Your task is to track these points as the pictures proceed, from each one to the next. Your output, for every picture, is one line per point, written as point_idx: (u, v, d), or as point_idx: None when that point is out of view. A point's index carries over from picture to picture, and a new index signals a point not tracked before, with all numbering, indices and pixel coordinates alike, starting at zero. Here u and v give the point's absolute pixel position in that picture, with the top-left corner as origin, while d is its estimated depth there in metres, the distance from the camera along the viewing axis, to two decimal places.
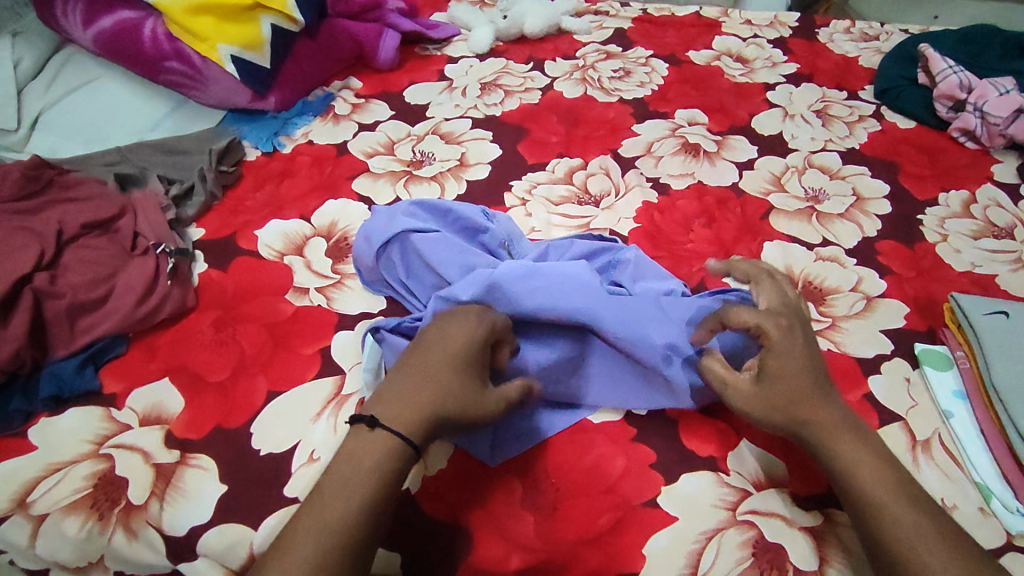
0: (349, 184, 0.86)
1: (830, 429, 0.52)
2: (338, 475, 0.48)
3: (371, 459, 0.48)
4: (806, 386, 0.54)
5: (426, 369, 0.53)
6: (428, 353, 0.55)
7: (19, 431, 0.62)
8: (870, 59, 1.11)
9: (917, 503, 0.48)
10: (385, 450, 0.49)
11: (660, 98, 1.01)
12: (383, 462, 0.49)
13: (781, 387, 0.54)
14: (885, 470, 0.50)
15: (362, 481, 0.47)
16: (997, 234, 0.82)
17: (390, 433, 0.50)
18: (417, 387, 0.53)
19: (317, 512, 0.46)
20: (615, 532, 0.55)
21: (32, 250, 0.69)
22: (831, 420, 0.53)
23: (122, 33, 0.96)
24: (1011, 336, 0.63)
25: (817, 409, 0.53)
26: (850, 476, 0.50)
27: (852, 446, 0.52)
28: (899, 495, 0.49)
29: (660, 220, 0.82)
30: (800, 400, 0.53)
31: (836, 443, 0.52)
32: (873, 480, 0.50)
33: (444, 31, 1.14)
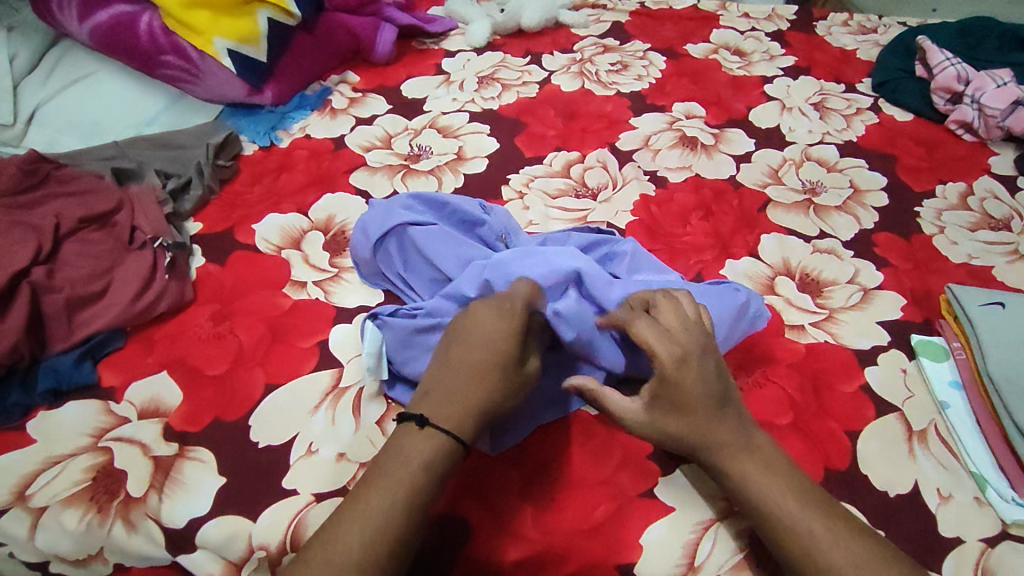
0: (347, 178, 0.86)
1: (723, 448, 0.52)
2: (387, 474, 0.49)
3: (422, 459, 0.50)
4: (699, 408, 0.52)
5: (473, 363, 0.54)
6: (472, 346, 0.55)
7: (19, 424, 0.62)
8: (868, 52, 1.11)
9: (816, 509, 0.49)
10: (433, 447, 0.50)
11: (658, 91, 1.01)
12: (431, 458, 0.50)
13: (673, 411, 0.53)
14: (781, 483, 0.50)
15: (413, 483, 0.49)
16: (994, 226, 0.82)
17: (436, 431, 0.51)
18: (460, 382, 0.53)
19: (365, 511, 0.47)
20: (613, 522, 0.55)
21: (30, 245, 0.69)
22: (725, 437, 0.52)
23: (118, 27, 0.96)
24: (1007, 326, 0.64)
25: (708, 430, 0.52)
26: (749, 494, 0.51)
27: (744, 465, 0.51)
28: (800, 505, 0.49)
29: (658, 213, 0.82)
30: (695, 425, 0.52)
31: (730, 464, 0.52)
32: (770, 495, 0.50)
33: (441, 25, 1.14)
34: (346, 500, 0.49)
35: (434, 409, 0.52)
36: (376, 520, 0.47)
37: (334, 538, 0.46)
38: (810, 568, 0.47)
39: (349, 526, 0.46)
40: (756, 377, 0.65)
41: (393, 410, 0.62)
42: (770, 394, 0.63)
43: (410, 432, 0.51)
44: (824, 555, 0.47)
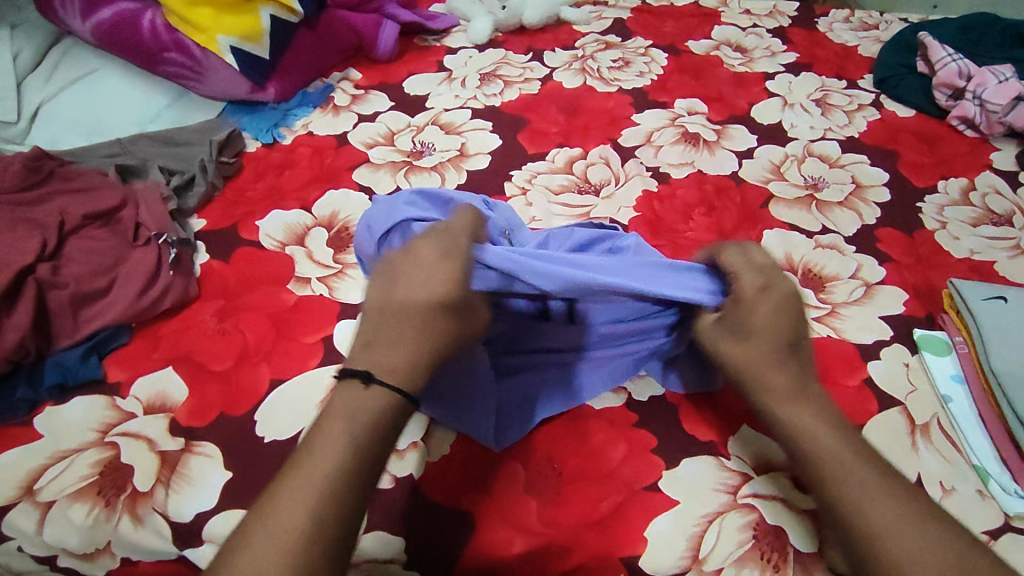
0: (350, 175, 0.87)
1: (778, 390, 0.51)
2: (335, 435, 0.43)
3: (370, 415, 0.44)
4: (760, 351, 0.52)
5: (414, 314, 0.47)
6: (414, 291, 0.48)
7: (26, 419, 0.62)
8: (869, 48, 1.11)
9: (870, 462, 0.45)
10: (382, 406, 0.45)
11: (660, 88, 1.01)
12: (379, 418, 0.44)
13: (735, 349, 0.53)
14: (838, 433, 0.48)
15: (364, 440, 0.43)
16: (996, 221, 0.82)
17: (385, 388, 0.45)
18: (400, 332, 0.47)
19: (308, 482, 0.41)
20: (617, 516, 0.55)
21: (34, 242, 0.69)
22: (784, 380, 0.51)
23: (121, 24, 0.96)
24: (1009, 321, 0.64)
25: (765, 367, 0.52)
26: (798, 438, 0.49)
27: (802, 408, 0.50)
28: (851, 455, 0.46)
29: (660, 209, 0.82)
30: (759, 363, 0.52)
31: (788, 406, 0.50)
32: (821, 440, 0.48)
33: (443, 22, 1.14)
34: (291, 465, 0.42)
35: (375, 365, 0.46)
36: (330, 484, 0.41)
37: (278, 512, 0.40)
38: (850, 516, 0.44)
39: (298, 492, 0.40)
40: None
41: None
42: None
43: (353, 391, 0.45)
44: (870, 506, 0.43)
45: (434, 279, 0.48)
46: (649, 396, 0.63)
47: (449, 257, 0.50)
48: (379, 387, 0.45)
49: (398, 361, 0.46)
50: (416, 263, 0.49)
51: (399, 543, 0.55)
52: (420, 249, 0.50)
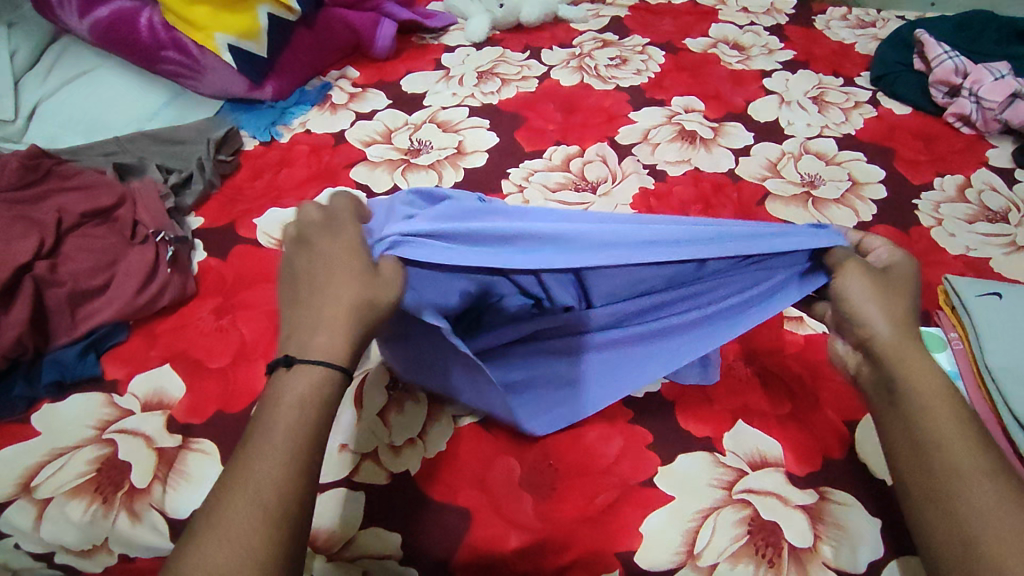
0: (347, 173, 0.87)
1: (901, 350, 0.49)
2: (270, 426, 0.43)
3: (298, 396, 0.44)
4: (891, 321, 0.50)
5: (325, 289, 0.47)
6: (320, 273, 0.48)
7: (23, 416, 0.62)
8: (866, 46, 1.11)
9: (976, 442, 0.45)
10: (309, 382, 0.44)
11: (657, 86, 1.02)
12: (309, 393, 0.44)
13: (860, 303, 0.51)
14: (949, 408, 0.46)
15: (300, 424, 0.43)
16: (992, 218, 0.82)
17: (309, 364, 0.45)
18: (316, 311, 0.46)
19: (245, 464, 0.42)
20: (612, 511, 0.55)
21: (32, 239, 0.69)
22: (907, 343, 0.49)
23: (119, 22, 0.96)
24: (1003, 318, 0.64)
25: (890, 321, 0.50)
26: (917, 402, 0.47)
27: (927, 375, 0.48)
28: (960, 432, 0.45)
29: (657, 207, 0.83)
30: (898, 339, 0.49)
31: (912, 368, 0.48)
32: (934, 408, 0.46)
33: (441, 21, 1.14)
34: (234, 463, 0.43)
35: (301, 348, 0.46)
36: (272, 475, 0.41)
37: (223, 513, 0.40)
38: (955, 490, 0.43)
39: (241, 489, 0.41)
40: (755, 366, 0.65)
41: (395, 401, 0.63)
42: (769, 384, 0.64)
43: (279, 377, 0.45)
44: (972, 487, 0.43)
45: (331, 250, 0.48)
46: (645, 392, 0.64)
47: (338, 232, 0.50)
48: (302, 365, 0.45)
49: (321, 339, 0.46)
50: (319, 241, 0.49)
51: (394, 539, 0.55)
52: (309, 239, 0.49)
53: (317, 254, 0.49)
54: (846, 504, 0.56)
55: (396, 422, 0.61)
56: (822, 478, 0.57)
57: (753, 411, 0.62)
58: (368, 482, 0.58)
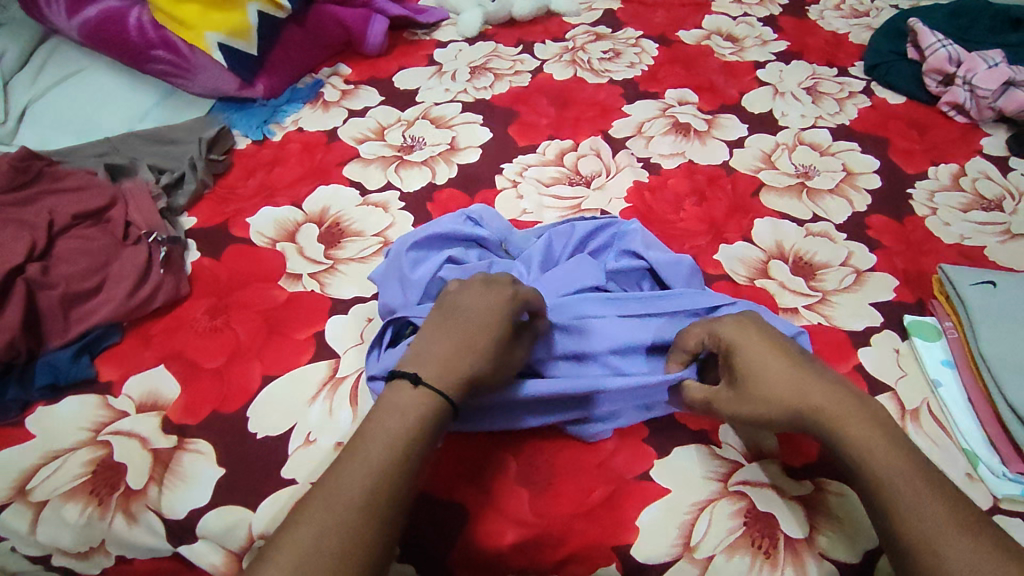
0: (341, 171, 0.87)
1: (845, 420, 0.48)
2: (385, 429, 0.45)
3: (416, 416, 0.46)
4: (818, 390, 0.50)
5: (469, 328, 0.52)
6: (458, 320, 0.52)
7: (17, 420, 0.62)
8: (860, 35, 1.11)
9: (917, 474, 0.45)
10: (425, 408, 0.47)
11: (650, 78, 1.01)
12: (425, 419, 0.46)
13: (766, 375, 0.52)
14: (905, 462, 0.46)
15: (410, 442, 0.45)
16: (986, 206, 0.82)
17: (433, 392, 0.47)
18: (453, 351, 0.50)
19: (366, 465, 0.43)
20: (609, 505, 0.55)
21: (23, 242, 0.69)
22: (844, 411, 0.49)
23: (106, 22, 0.96)
24: (997, 307, 0.64)
25: (810, 398, 0.50)
26: (859, 443, 0.47)
27: (873, 435, 0.47)
28: (900, 464, 0.46)
29: (651, 200, 0.82)
30: (822, 406, 0.50)
31: (837, 413, 0.49)
32: (889, 473, 0.45)
33: (433, 15, 1.13)
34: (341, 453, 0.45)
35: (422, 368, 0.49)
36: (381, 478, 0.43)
37: (328, 503, 0.41)
38: (925, 553, 0.42)
39: (342, 492, 0.42)
40: None
41: None
42: None
43: (403, 390, 0.47)
44: (946, 544, 0.41)
45: (470, 302, 0.54)
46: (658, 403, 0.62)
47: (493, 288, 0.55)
48: (427, 389, 0.47)
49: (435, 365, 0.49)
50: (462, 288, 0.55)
51: None
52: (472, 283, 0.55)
53: (455, 304, 0.54)
54: (842, 494, 0.55)
55: None
56: (818, 469, 0.57)
57: None
58: None
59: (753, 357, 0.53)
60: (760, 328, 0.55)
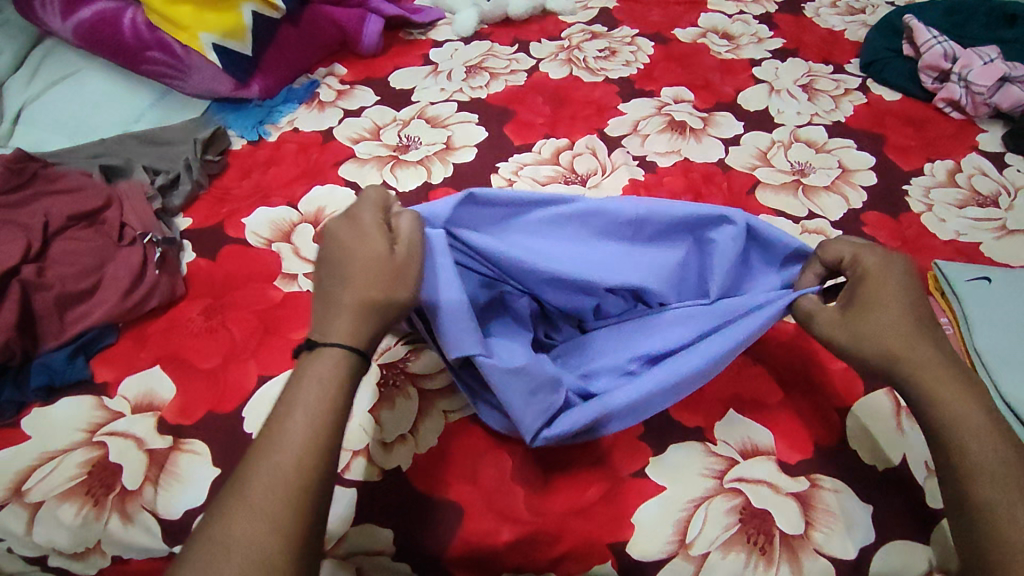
0: (336, 170, 0.87)
1: (942, 383, 0.48)
2: (293, 402, 0.44)
3: (322, 379, 0.45)
4: (924, 349, 0.50)
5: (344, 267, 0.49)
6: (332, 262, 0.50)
7: (13, 421, 0.62)
8: (856, 33, 1.11)
9: (1002, 449, 0.46)
10: (334, 365, 0.46)
11: (646, 77, 1.01)
12: (332, 377, 0.45)
13: (882, 314, 0.51)
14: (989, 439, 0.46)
15: (321, 408, 0.44)
16: (982, 203, 0.82)
17: (337, 350, 0.46)
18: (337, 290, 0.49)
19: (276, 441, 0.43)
20: (605, 502, 0.55)
21: (19, 243, 0.69)
22: (941, 375, 0.49)
23: (101, 24, 0.96)
24: (993, 303, 0.65)
25: (919, 351, 0.49)
26: (948, 406, 0.48)
27: (970, 407, 0.47)
28: (989, 434, 0.46)
29: (646, 198, 0.83)
30: (919, 361, 0.49)
31: (930, 372, 0.49)
32: (979, 448, 0.46)
33: (428, 15, 1.13)
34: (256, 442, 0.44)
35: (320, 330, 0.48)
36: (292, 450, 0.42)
37: (243, 495, 0.41)
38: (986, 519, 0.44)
39: (259, 473, 0.42)
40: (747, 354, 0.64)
41: (386, 399, 0.62)
42: (760, 371, 0.63)
43: (303, 360, 0.47)
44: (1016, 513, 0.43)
45: (344, 247, 0.50)
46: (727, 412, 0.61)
47: (358, 219, 0.52)
48: (326, 348, 0.46)
49: (341, 324, 0.48)
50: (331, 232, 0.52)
51: (387, 535, 0.55)
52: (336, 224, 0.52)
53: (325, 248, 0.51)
54: (838, 491, 0.56)
55: (387, 419, 0.61)
56: (815, 465, 0.57)
57: (744, 399, 0.61)
58: (361, 479, 0.58)
59: (874, 293, 0.52)
60: (903, 271, 0.54)
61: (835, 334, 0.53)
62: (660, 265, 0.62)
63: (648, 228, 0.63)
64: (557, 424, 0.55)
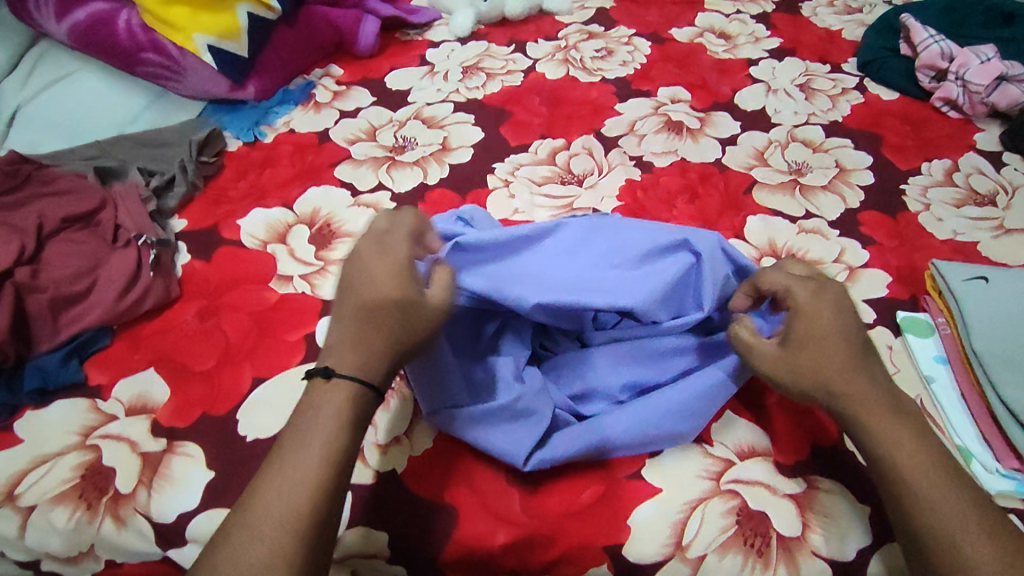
0: (332, 171, 0.86)
1: (878, 417, 0.49)
2: (301, 431, 0.45)
3: (332, 412, 0.46)
4: (860, 383, 0.50)
5: (370, 304, 0.49)
6: (361, 295, 0.50)
7: (6, 424, 0.62)
8: (853, 32, 1.11)
9: (945, 477, 0.46)
10: (344, 398, 0.47)
11: (643, 77, 1.01)
12: (341, 410, 0.46)
13: (820, 347, 0.51)
14: (926, 459, 0.47)
15: (327, 438, 0.45)
16: (979, 202, 0.82)
17: (345, 381, 0.47)
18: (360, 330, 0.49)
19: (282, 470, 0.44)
20: (600, 504, 0.55)
21: (13, 245, 0.69)
22: (879, 409, 0.49)
23: (96, 25, 0.96)
24: (990, 302, 0.64)
25: (852, 380, 0.50)
26: (887, 440, 0.48)
27: (900, 430, 0.48)
28: (929, 464, 0.47)
29: (643, 198, 0.82)
30: (858, 398, 0.50)
31: (868, 408, 0.49)
32: (918, 475, 0.46)
33: (425, 15, 1.13)
34: (262, 471, 0.45)
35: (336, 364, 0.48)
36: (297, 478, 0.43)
37: (247, 524, 0.42)
38: (944, 552, 0.44)
39: (264, 503, 0.43)
40: None
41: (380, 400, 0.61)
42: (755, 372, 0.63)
43: (316, 387, 0.47)
44: (967, 543, 0.44)
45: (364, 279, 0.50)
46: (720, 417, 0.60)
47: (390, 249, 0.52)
48: (340, 380, 0.47)
49: (358, 358, 0.48)
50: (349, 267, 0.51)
51: (382, 538, 0.55)
52: (364, 248, 0.52)
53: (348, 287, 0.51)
54: (835, 492, 0.55)
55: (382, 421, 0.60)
56: (812, 467, 0.57)
57: (741, 400, 0.61)
58: (356, 482, 0.57)
59: (809, 324, 0.52)
60: (839, 300, 0.54)
61: (779, 369, 0.52)
62: (651, 281, 0.59)
63: (636, 252, 0.61)
64: (551, 447, 0.55)
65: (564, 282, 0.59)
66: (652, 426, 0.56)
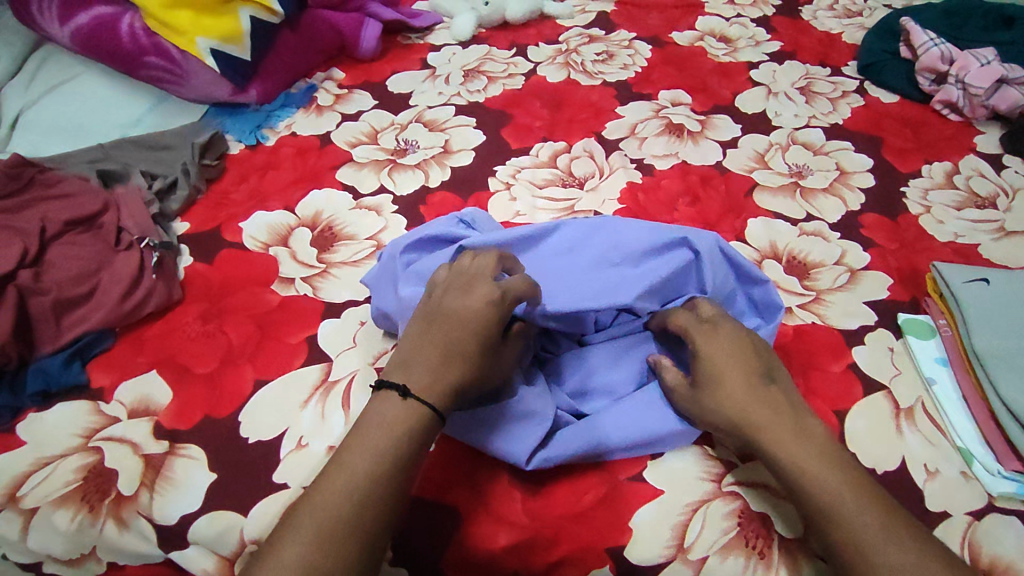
0: (334, 174, 0.87)
1: (783, 436, 0.50)
2: (375, 438, 0.47)
3: (404, 430, 0.48)
4: (765, 410, 0.52)
5: (447, 334, 0.52)
6: (445, 324, 0.52)
7: (8, 427, 0.62)
8: (853, 35, 1.11)
9: (853, 486, 0.47)
10: (419, 419, 0.48)
11: (644, 80, 1.01)
12: (416, 431, 0.48)
13: (727, 383, 0.54)
14: (836, 473, 0.48)
15: (397, 450, 0.47)
16: (980, 204, 0.82)
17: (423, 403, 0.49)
18: (439, 360, 0.51)
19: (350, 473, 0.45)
20: (603, 506, 0.55)
21: (15, 248, 0.69)
22: (784, 428, 0.51)
23: (99, 29, 0.96)
24: (991, 304, 0.64)
25: (758, 409, 0.52)
26: (794, 456, 0.49)
27: (802, 448, 0.49)
28: (836, 475, 0.48)
29: (644, 201, 0.82)
30: (763, 424, 0.51)
31: (773, 429, 0.51)
32: (825, 488, 0.47)
33: (426, 20, 1.14)
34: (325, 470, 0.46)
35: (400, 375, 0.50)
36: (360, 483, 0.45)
37: (304, 519, 0.43)
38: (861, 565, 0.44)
39: (330, 501, 0.44)
40: None
41: None
42: None
43: (393, 402, 0.49)
44: (876, 550, 0.44)
45: (459, 306, 0.53)
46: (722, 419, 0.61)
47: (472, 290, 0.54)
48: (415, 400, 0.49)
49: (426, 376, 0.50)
50: (445, 291, 0.54)
51: None
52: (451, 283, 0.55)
53: (438, 308, 0.53)
54: None
55: None
56: None
57: None
58: None
59: (714, 358, 0.55)
60: (735, 337, 0.56)
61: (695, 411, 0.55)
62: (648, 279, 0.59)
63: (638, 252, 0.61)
64: (551, 446, 0.56)
65: (572, 282, 0.60)
66: (648, 424, 0.57)
